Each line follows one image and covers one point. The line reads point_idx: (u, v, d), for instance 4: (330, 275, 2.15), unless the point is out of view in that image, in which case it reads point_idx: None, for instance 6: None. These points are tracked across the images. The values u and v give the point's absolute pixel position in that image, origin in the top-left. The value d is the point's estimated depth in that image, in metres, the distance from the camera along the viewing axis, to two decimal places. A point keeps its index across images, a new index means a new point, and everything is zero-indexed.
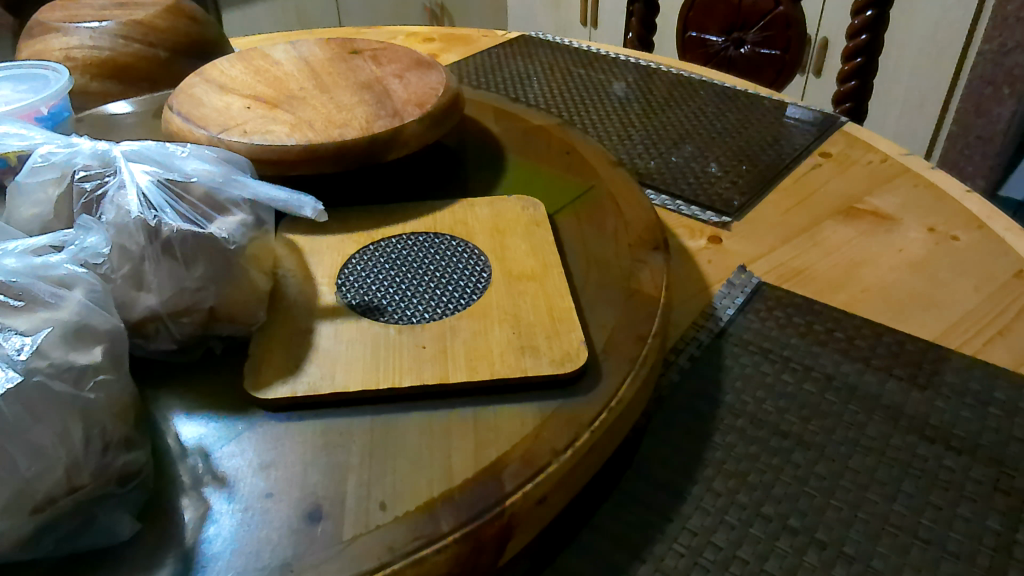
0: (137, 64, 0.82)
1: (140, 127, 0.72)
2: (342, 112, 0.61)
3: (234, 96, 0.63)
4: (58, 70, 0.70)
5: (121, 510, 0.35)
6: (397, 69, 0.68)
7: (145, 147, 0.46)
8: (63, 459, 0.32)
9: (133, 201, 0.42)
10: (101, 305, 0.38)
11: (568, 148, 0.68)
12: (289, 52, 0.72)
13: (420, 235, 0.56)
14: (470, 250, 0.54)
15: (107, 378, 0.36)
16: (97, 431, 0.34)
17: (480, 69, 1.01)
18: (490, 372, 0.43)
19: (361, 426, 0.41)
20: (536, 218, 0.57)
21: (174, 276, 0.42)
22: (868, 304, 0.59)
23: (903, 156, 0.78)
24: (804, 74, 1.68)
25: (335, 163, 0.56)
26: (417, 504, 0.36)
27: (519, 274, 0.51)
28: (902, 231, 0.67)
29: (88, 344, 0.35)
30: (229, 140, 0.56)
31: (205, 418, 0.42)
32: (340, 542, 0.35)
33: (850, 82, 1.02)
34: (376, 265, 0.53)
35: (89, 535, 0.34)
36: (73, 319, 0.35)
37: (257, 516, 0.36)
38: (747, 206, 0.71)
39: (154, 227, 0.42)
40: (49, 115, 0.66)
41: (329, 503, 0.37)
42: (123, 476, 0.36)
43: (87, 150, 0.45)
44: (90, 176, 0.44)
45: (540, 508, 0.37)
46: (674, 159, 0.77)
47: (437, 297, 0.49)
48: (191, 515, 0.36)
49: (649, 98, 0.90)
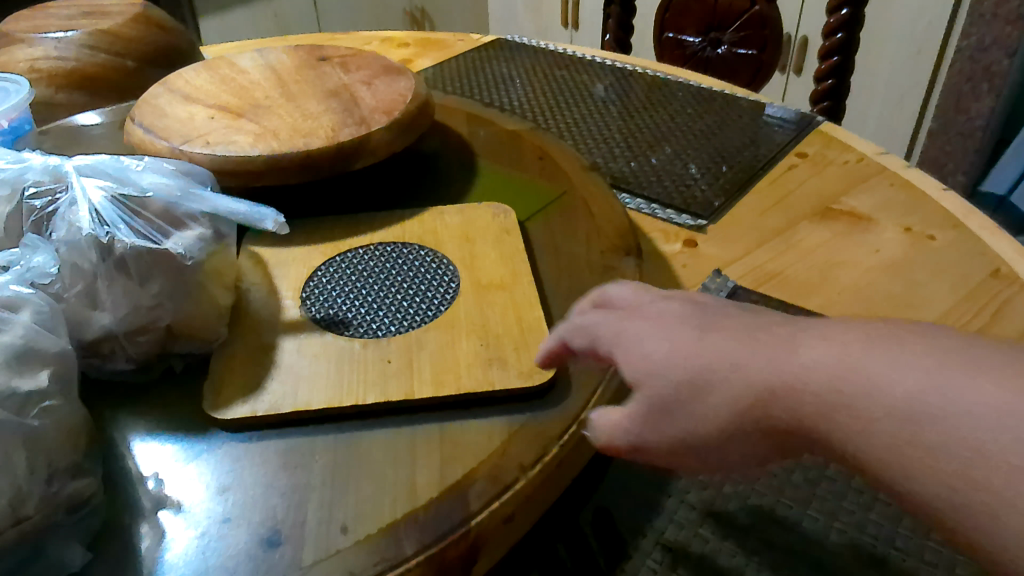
0: (103, 75, 0.81)
1: (106, 139, 0.71)
2: (308, 120, 0.59)
3: (198, 106, 0.62)
4: (19, 82, 0.68)
5: (72, 540, 0.34)
6: (365, 76, 0.67)
7: (99, 161, 0.45)
8: (6, 488, 0.31)
9: (85, 218, 0.41)
10: (50, 328, 0.36)
11: (541, 153, 0.67)
12: (255, 60, 0.70)
13: (387, 245, 0.54)
14: (437, 260, 0.53)
15: (55, 404, 0.34)
16: (43, 459, 0.33)
17: (456, 72, 1.01)
18: (458, 387, 0.42)
19: (324, 445, 0.40)
20: (507, 225, 0.56)
21: (129, 294, 0.41)
22: (845, 306, 0.58)
23: (878, 156, 0.78)
24: (783, 73, 1.68)
25: (300, 173, 0.55)
26: (379, 526, 0.35)
27: (487, 284, 0.50)
28: (877, 231, 0.66)
29: (35, 367, 0.34)
30: (191, 151, 0.55)
31: (164, 437, 0.40)
32: (299, 568, 0.33)
33: (826, 81, 1.02)
34: (341, 277, 0.51)
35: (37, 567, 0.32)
36: (18, 342, 0.34)
37: (214, 543, 0.35)
38: (723, 208, 0.70)
39: (106, 243, 0.41)
40: (9, 128, 0.64)
41: (289, 528, 0.35)
42: (73, 504, 0.34)
43: (38, 166, 0.44)
44: (40, 192, 0.43)
45: (508, 525, 0.36)
46: (651, 162, 0.76)
47: (404, 309, 0.48)
48: (146, 543, 0.35)
49: (626, 100, 0.90)
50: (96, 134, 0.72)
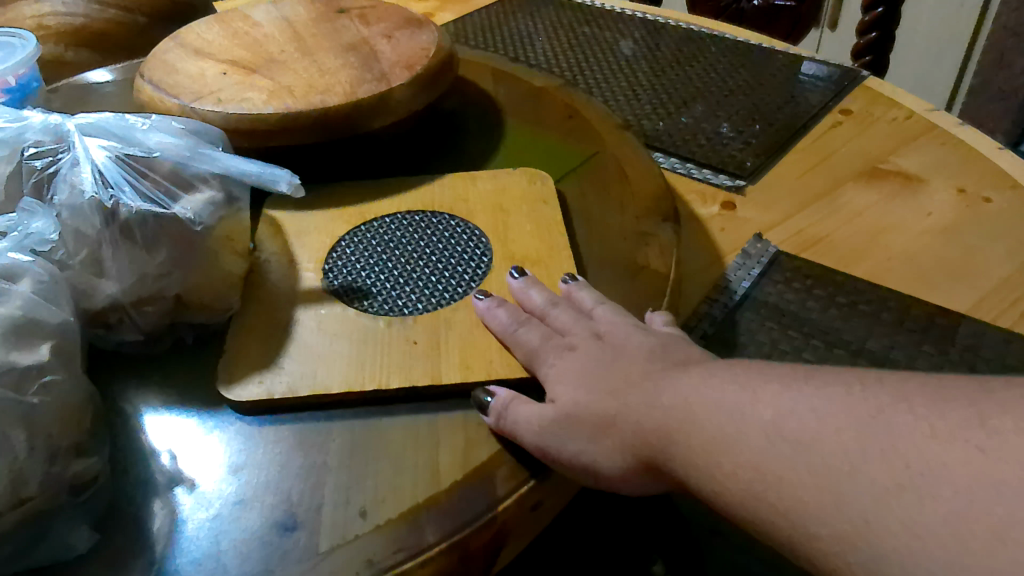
0: (111, 32, 0.78)
1: (114, 98, 0.68)
2: (325, 77, 0.56)
3: (209, 61, 0.59)
4: (26, 40, 0.65)
5: (78, 522, 0.32)
6: (384, 29, 0.63)
7: (102, 120, 0.42)
8: (5, 471, 0.29)
9: (87, 179, 0.39)
10: (50, 298, 0.34)
11: (570, 110, 0.64)
12: (269, 13, 0.67)
13: (416, 214, 0.51)
14: (470, 230, 0.50)
15: (57, 379, 0.32)
16: (43, 438, 0.31)
17: (477, 27, 0.96)
18: (488, 374, 0.39)
19: (342, 424, 0.38)
20: (543, 193, 0.53)
21: (135, 262, 0.39)
22: (895, 273, 0.54)
23: (928, 113, 0.73)
24: (818, 27, 1.61)
25: (316, 133, 0.52)
26: (400, 511, 0.33)
27: (520, 258, 0.47)
28: (928, 193, 0.62)
29: (33, 340, 0.32)
30: (201, 109, 0.52)
31: (178, 411, 0.39)
32: (315, 554, 0.31)
33: (870, 34, 0.97)
34: (366, 248, 0.49)
35: (40, 551, 0.31)
36: (17, 313, 0.32)
37: (229, 522, 0.33)
38: (761, 168, 0.67)
39: (111, 208, 0.38)
40: (17, 86, 0.61)
41: (305, 510, 0.33)
42: (75, 485, 0.32)
43: (37, 124, 0.41)
44: (41, 152, 0.41)
45: (534, 513, 0.35)
46: (684, 119, 0.72)
47: (432, 285, 0.45)
48: (159, 521, 0.33)
49: (656, 55, 0.85)
50: (106, 92, 0.69)
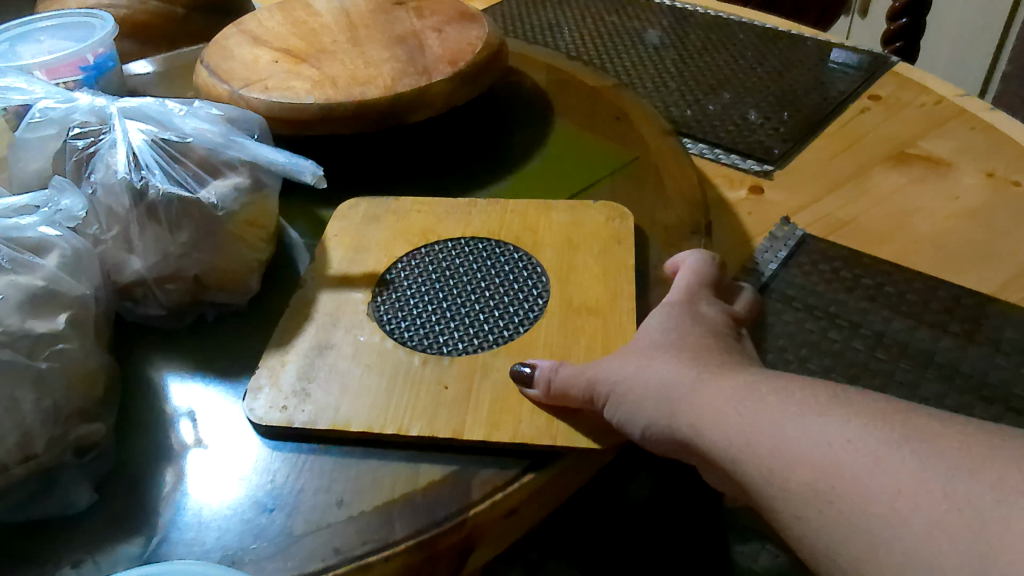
0: (153, 23, 0.80)
1: (158, 87, 0.71)
2: (369, 68, 0.58)
3: (264, 48, 0.61)
4: (104, 19, 0.67)
5: (81, 480, 0.35)
6: (438, 23, 0.64)
7: (143, 104, 0.45)
8: (12, 430, 0.32)
9: (121, 160, 0.42)
10: (72, 272, 0.38)
11: (619, 112, 0.63)
12: (332, 2, 0.69)
13: (479, 241, 0.50)
14: (530, 266, 0.47)
15: (69, 347, 0.35)
16: (51, 401, 0.34)
17: (509, 15, 0.98)
18: (513, 436, 0.36)
19: None
20: (618, 232, 0.49)
21: (159, 241, 0.42)
22: (921, 255, 0.55)
23: (957, 98, 0.73)
24: (849, 14, 1.60)
25: (353, 124, 0.53)
26: (376, 504, 0.34)
27: (578, 304, 0.44)
28: (956, 177, 0.63)
29: (50, 312, 0.36)
30: (249, 96, 0.54)
31: (198, 377, 0.41)
32: (291, 536, 0.33)
33: (901, 20, 0.96)
34: (421, 273, 0.47)
35: (45, 504, 0.34)
36: (40, 284, 0.36)
37: (222, 496, 0.35)
38: (789, 153, 0.67)
39: (140, 188, 0.41)
40: (95, 64, 0.63)
41: (287, 495, 0.35)
42: (80, 448, 0.35)
43: (84, 106, 0.45)
44: (85, 133, 0.44)
45: (509, 520, 0.34)
46: (711, 107, 0.73)
47: (479, 324, 0.43)
48: (170, 479, 0.36)
49: (684, 43, 0.86)
50: (143, 83, 0.71)
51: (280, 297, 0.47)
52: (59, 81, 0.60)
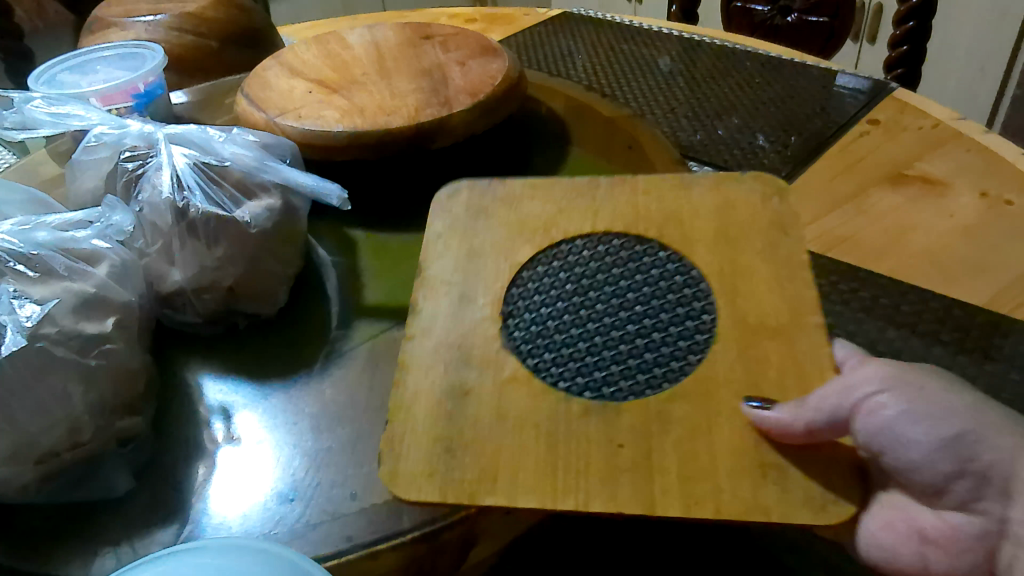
0: (188, 56, 0.85)
1: (195, 115, 0.75)
2: (395, 98, 0.62)
3: (299, 79, 0.66)
4: (154, 51, 0.72)
5: (120, 470, 0.38)
6: (461, 56, 0.68)
7: (187, 131, 0.50)
8: (64, 419, 0.36)
9: (165, 182, 0.47)
10: (120, 281, 0.42)
11: (631, 141, 0.66)
12: (363, 36, 0.73)
13: (613, 248, 0.47)
14: (686, 277, 0.44)
15: (115, 348, 0.39)
16: (97, 394, 0.37)
17: (526, 45, 1.02)
18: (717, 511, 0.33)
19: (356, 413, 0.42)
20: (778, 220, 0.46)
21: (197, 255, 0.46)
22: (916, 270, 0.58)
23: (954, 121, 0.76)
24: (857, 42, 1.63)
25: (378, 152, 0.57)
26: (386, 498, 0.37)
27: (754, 319, 0.41)
28: (952, 196, 0.65)
29: (101, 314, 0.39)
30: (284, 124, 0.58)
31: (229, 379, 0.45)
32: (308, 526, 0.36)
33: (902, 47, 1.00)
34: (562, 289, 0.44)
35: (88, 488, 0.37)
36: (90, 290, 0.39)
37: (248, 488, 0.38)
38: (792, 176, 0.71)
39: (182, 207, 0.46)
40: (145, 92, 0.68)
41: (306, 487, 0.38)
42: (123, 438, 0.39)
43: (135, 132, 0.50)
44: (134, 156, 0.49)
45: (510, 517, 0.37)
46: (719, 132, 0.76)
47: (642, 355, 0.40)
48: (202, 472, 0.39)
49: (694, 71, 0.90)
50: (181, 115, 0.76)
51: (308, 309, 0.50)
52: (112, 107, 0.67)
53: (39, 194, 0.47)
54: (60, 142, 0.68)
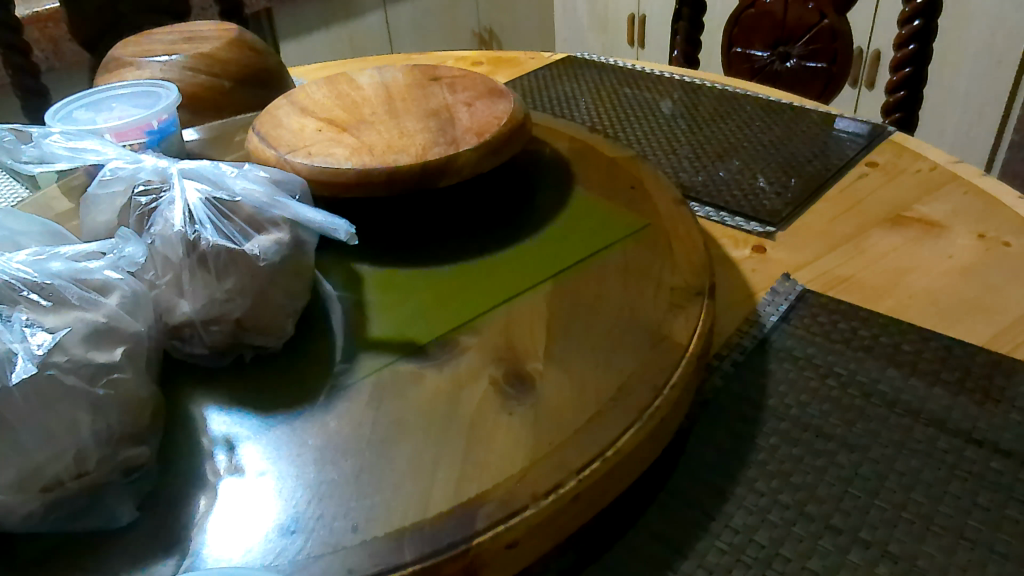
0: (202, 94, 0.87)
1: (207, 152, 0.77)
2: (403, 137, 0.63)
3: (310, 118, 0.67)
4: (169, 89, 0.74)
5: (123, 498, 0.38)
6: (468, 98, 0.70)
7: (201, 166, 0.51)
8: (71, 448, 0.36)
9: (177, 217, 0.48)
10: (130, 312, 0.42)
11: (634, 182, 0.67)
12: (373, 77, 0.75)
13: None
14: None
15: (123, 377, 0.39)
16: (105, 424, 0.38)
17: (531, 87, 1.05)
18: None
19: (358, 446, 0.42)
20: None
21: (207, 287, 0.47)
22: (915, 310, 0.59)
23: (952, 164, 0.78)
24: (857, 87, 1.66)
25: (386, 188, 0.58)
26: (388, 530, 0.37)
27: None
28: (950, 238, 0.66)
29: (110, 344, 0.40)
30: (294, 161, 0.60)
31: (234, 411, 0.45)
32: (309, 557, 0.36)
33: (899, 93, 1.01)
34: None
35: (90, 517, 0.38)
36: (101, 320, 0.40)
37: (246, 523, 0.38)
38: (792, 215, 0.72)
39: (193, 241, 0.47)
40: (158, 129, 0.70)
41: (308, 518, 0.38)
42: (126, 468, 0.39)
43: (149, 167, 0.51)
44: (147, 190, 0.50)
45: (511, 551, 0.37)
46: (721, 173, 0.78)
47: None
48: (204, 504, 0.39)
49: (696, 114, 0.92)
50: (193, 152, 0.78)
51: (315, 342, 0.50)
52: (126, 143, 0.68)
53: (54, 226, 0.48)
54: (73, 178, 0.70)
